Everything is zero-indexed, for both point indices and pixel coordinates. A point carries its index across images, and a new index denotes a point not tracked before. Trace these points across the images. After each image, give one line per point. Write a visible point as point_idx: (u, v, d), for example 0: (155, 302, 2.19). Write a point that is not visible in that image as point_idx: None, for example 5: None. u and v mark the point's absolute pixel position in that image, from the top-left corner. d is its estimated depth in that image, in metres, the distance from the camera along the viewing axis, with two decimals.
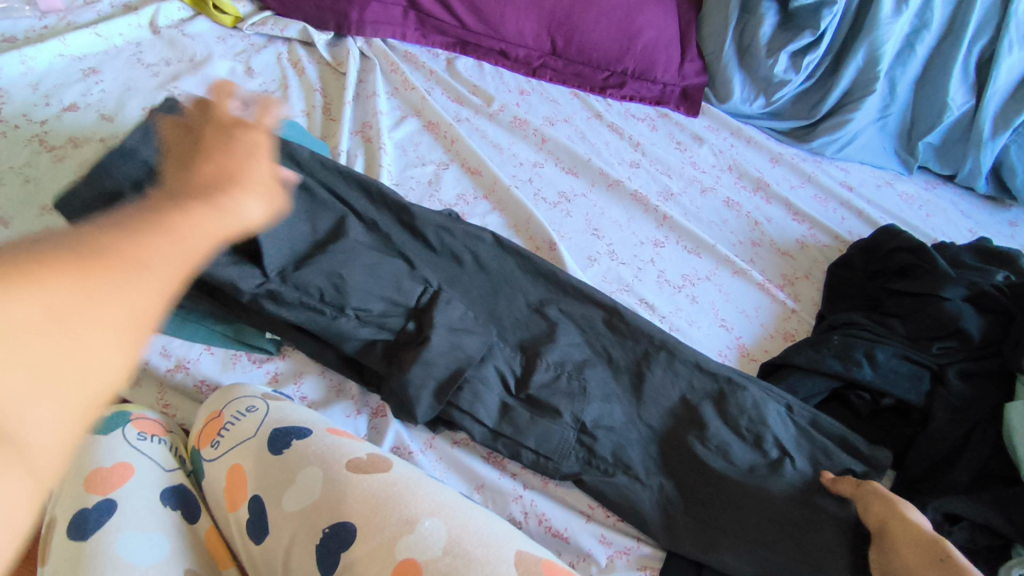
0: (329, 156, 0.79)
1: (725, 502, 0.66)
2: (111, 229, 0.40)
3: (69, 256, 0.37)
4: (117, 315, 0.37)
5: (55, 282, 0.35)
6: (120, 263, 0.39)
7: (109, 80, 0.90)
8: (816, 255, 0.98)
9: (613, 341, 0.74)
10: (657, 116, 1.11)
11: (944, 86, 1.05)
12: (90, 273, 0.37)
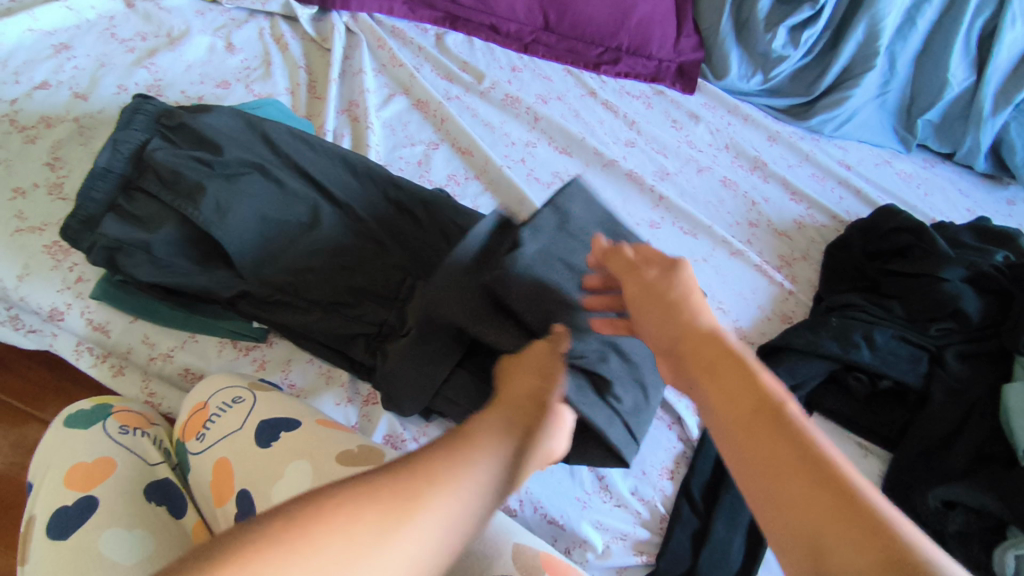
0: (303, 136, 0.75)
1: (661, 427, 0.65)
2: (443, 477, 0.36)
3: (294, 536, 0.32)
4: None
5: (319, 555, 0.32)
6: (428, 523, 0.34)
7: (82, 57, 0.86)
8: (813, 235, 0.96)
9: None
10: (652, 94, 1.08)
11: (946, 62, 1.02)
12: (360, 534, 0.33)
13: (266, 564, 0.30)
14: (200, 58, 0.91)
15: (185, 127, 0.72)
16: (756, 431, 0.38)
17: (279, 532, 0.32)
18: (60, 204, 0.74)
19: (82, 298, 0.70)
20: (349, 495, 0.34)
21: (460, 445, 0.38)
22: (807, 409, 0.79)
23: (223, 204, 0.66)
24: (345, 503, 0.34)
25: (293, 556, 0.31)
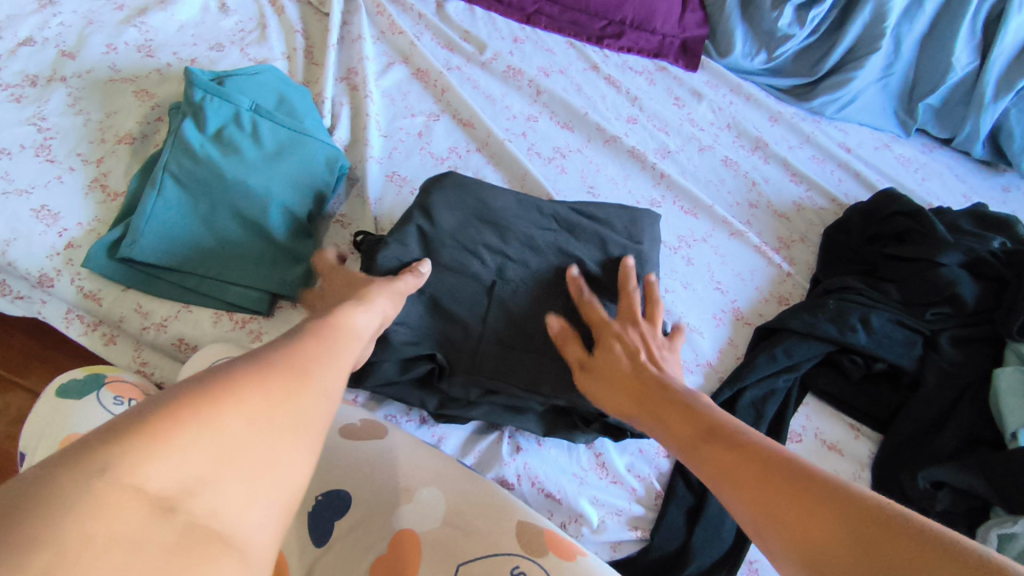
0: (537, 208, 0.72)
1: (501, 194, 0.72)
2: (312, 348, 0.39)
3: (199, 395, 0.31)
4: (274, 425, 0.32)
5: (244, 396, 0.32)
6: (322, 381, 0.37)
7: (68, 13, 0.82)
8: (812, 218, 0.96)
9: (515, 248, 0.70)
10: (655, 69, 1.07)
11: (952, 44, 1.01)
12: (267, 388, 0.33)
13: (210, 406, 0.30)
14: (193, 20, 0.88)
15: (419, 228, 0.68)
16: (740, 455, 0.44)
17: (210, 384, 0.31)
18: (46, 166, 0.71)
19: (73, 265, 0.68)
20: (245, 366, 0.34)
21: (311, 338, 0.40)
22: (800, 390, 0.79)
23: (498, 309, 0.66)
24: (232, 376, 0.33)
25: (205, 404, 0.30)
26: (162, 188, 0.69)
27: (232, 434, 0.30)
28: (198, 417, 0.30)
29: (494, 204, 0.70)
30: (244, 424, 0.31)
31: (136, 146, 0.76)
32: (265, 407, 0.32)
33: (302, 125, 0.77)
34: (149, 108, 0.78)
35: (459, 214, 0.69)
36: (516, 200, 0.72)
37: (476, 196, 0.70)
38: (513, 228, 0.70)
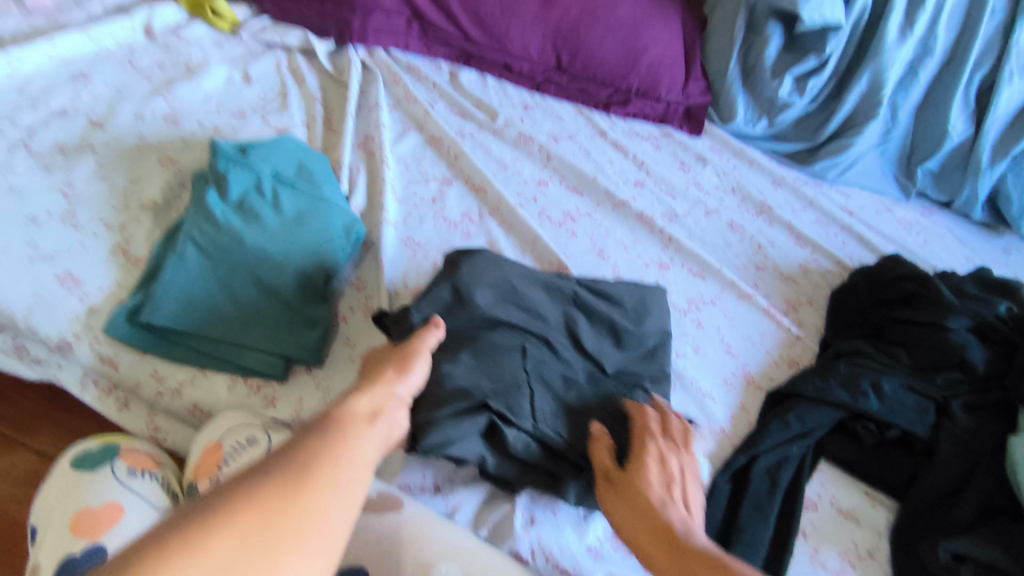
0: (558, 290, 0.76)
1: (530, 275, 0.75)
2: (318, 452, 0.41)
3: (192, 527, 0.33)
4: (266, 546, 0.35)
5: (235, 521, 0.34)
6: (324, 483, 0.39)
7: (100, 85, 0.86)
8: (818, 280, 0.97)
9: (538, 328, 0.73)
10: (661, 135, 1.10)
11: (946, 113, 1.04)
12: (256, 512, 0.36)
13: (200, 537, 0.33)
14: (217, 90, 0.91)
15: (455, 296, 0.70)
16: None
17: (200, 516, 0.34)
18: (71, 232, 0.73)
19: (93, 329, 0.69)
20: (250, 484, 0.37)
21: (318, 442, 0.42)
22: (815, 457, 0.78)
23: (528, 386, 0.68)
24: (235, 496, 0.36)
25: (195, 534, 0.33)
26: (184, 253, 0.71)
27: (220, 562, 0.33)
28: (185, 559, 0.32)
29: (524, 286, 0.73)
30: (237, 555, 0.34)
31: (159, 212, 0.77)
32: (257, 525, 0.35)
33: (321, 194, 0.79)
34: (172, 175, 0.80)
35: (493, 292, 0.72)
36: (544, 284, 0.75)
37: (508, 275, 0.73)
38: (538, 309, 0.73)
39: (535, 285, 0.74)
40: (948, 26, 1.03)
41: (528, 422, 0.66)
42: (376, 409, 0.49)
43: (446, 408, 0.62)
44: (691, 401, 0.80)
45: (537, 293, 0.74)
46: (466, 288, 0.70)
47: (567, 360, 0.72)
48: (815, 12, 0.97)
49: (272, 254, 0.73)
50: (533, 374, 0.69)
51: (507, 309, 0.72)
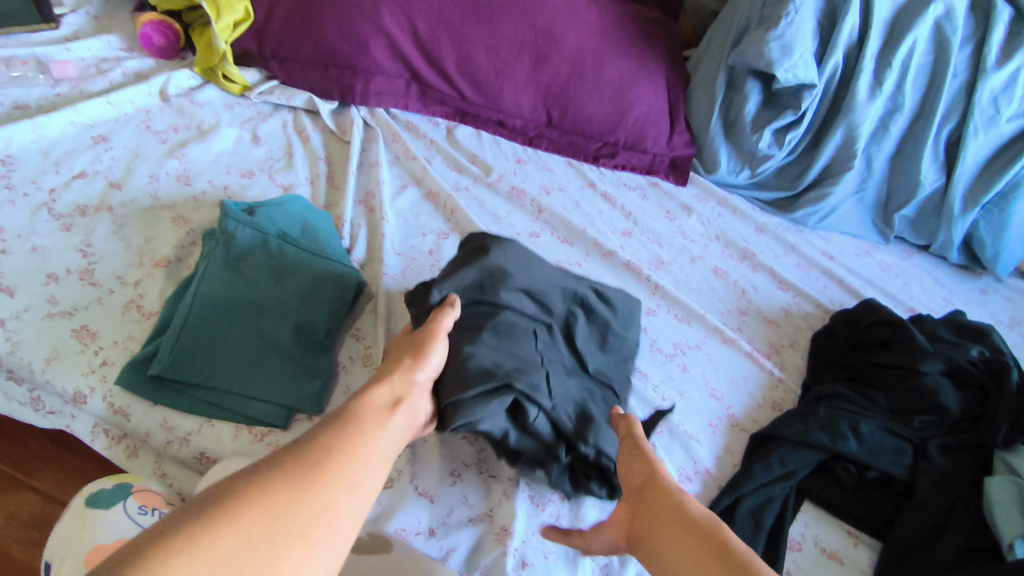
0: (572, 289, 0.81)
1: (545, 270, 0.80)
2: (338, 448, 0.50)
3: (208, 518, 0.41)
4: (276, 532, 0.43)
5: (245, 514, 0.43)
6: (337, 479, 0.48)
7: (118, 148, 0.92)
8: (800, 323, 1.01)
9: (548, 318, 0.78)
10: (647, 185, 1.16)
11: (918, 164, 1.09)
12: (274, 500, 0.44)
13: (214, 529, 0.41)
14: (227, 150, 0.97)
15: (480, 276, 0.74)
16: None
17: (213, 510, 0.42)
18: (89, 289, 0.78)
19: (106, 381, 0.72)
20: (260, 481, 0.45)
21: (324, 438, 0.51)
22: (797, 498, 0.81)
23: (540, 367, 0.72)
24: (249, 490, 0.44)
25: (214, 523, 0.41)
26: (192, 307, 0.75)
27: (235, 548, 0.41)
28: (209, 535, 0.40)
29: (541, 282, 0.78)
30: (252, 533, 0.42)
31: (171, 268, 0.82)
32: (264, 519, 0.43)
33: (323, 250, 0.84)
34: (184, 233, 0.85)
35: (516, 279, 0.75)
36: (560, 282, 0.81)
37: (529, 266, 0.78)
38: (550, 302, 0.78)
39: (551, 280, 0.80)
40: (914, 83, 1.07)
41: (548, 403, 0.71)
42: (397, 397, 0.59)
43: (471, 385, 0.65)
44: (677, 444, 0.83)
45: (552, 288, 0.79)
46: (488, 279, 0.74)
47: (566, 351, 0.79)
48: (788, 73, 1.03)
49: (276, 307, 0.78)
50: (546, 359, 0.74)
51: (521, 298, 0.76)
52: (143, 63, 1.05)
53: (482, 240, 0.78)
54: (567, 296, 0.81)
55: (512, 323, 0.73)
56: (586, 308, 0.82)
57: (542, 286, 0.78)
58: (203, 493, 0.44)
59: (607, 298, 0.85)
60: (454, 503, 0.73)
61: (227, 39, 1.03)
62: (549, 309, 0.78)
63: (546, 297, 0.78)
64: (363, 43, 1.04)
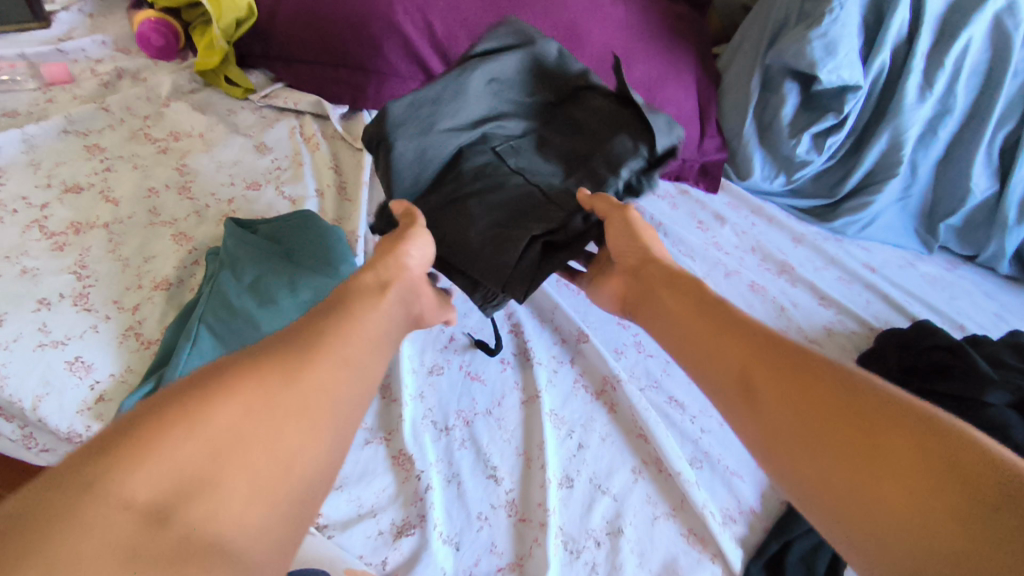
0: (467, 73, 0.76)
1: (429, 91, 0.74)
2: (327, 333, 0.52)
3: (179, 414, 0.43)
4: (261, 420, 0.45)
5: (223, 403, 0.44)
6: (328, 361, 0.50)
7: (115, 157, 0.86)
8: (844, 343, 0.95)
9: (482, 120, 0.77)
10: (677, 193, 1.10)
11: (969, 170, 1.02)
12: (268, 377, 0.47)
13: (196, 417, 0.43)
14: (231, 159, 0.91)
15: (413, 159, 0.73)
16: (748, 352, 0.53)
17: (192, 402, 0.44)
18: (84, 315, 0.71)
19: (103, 420, 0.66)
20: (245, 368, 0.47)
21: (313, 328, 0.52)
22: None
23: (526, 169, 0.76)
24: (226, 379, 0.46)
25: (187, 415, 0.43)
26: (196, 338, 0.68)
27: (216, 437, 0.43)
28: (186, 429, 0.42)
29: (441, 105, 0.74)
30: (239, 415, 0.44)
31: (172, 291, 0.75)
32: (251, 404, 0.45)
33: (340, 273, 0.75)
34: (186, 252, 0.79)
35: (438, 136, 0.74)
36: (451, 91, 0.75)
37: (420, 111, 0.73)
38: (466, 115, 0.76)
39: (437, 96, 0.74)
40: (967, 84, 0.99)
41: (560, 212, 0.73)
42: (384, 281, 0.60)
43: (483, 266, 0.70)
44: (718, 480, 0.77)
45: (455, 101, 0.75)
46: (413, 159, 0.73)
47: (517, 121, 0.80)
48: (832, 74, 0.96)
49: None
50: (513, 147, 0.78)
51: (451, 133, 0.75)
52: (140, 65, 0.99)
53: (378, 130, 0.72)
54: (469, 84, 0.76)
55: (471, 169, 0.75)
56: (487, 77, 0.78)
57: (447, 108, 0.74)
58: (177, 385, 0.46)
59: (503, 59, 0.79)
60: (483, 551, 0.67)
61: (230, 39, 0.97)
62: (475, 116, 0.77)
63: (463, 116, 0.76)
64: (376, 43, 0.97)
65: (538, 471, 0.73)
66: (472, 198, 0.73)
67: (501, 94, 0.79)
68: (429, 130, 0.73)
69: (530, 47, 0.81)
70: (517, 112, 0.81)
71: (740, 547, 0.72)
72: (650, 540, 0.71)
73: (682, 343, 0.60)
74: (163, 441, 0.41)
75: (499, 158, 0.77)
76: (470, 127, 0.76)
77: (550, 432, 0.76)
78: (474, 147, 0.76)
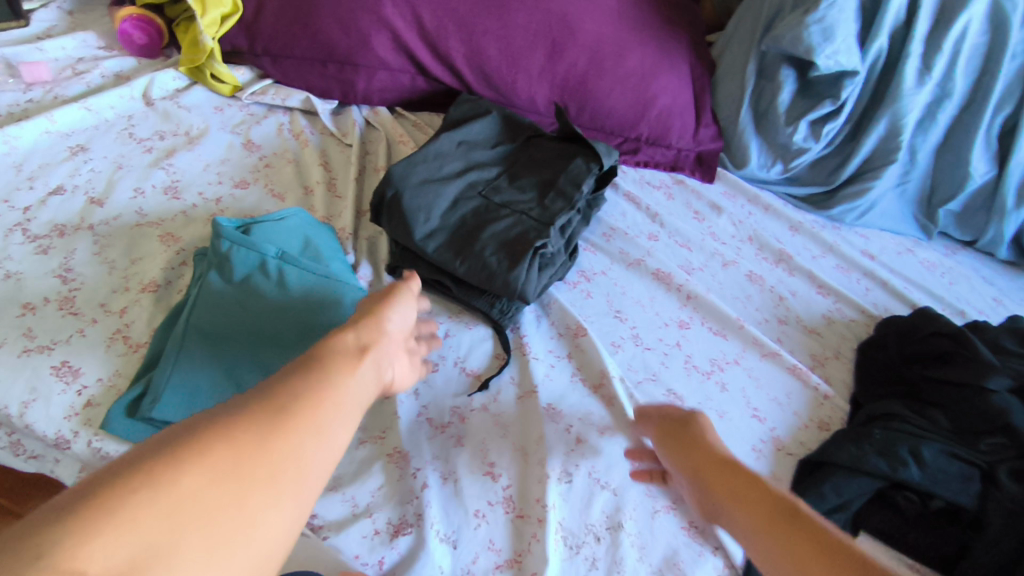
0: (447, 140, 0.89)
1: (420, 165, 0.84)
2: (305, 395, 0.45)
3: (151, 469, 0.36)
4: (239, 486, 0.38)
5: (207, 456, 0.38)
6: (301, 427, 0.43)
7: (99, 158, 0.84)
8: (843, 331, 0.94)
9: (470, 171, 0.87)
10: (672, 183, 1.08)
11: (967, 155, 1.00)
12: (242, 439, 0.40)
13: (170, 471, 0.37)
14: (218, 157, 0.89)
15: (422, 207, 0.80)
16: (770, 520, 0.55)
17: (171, 449, 0.38)
18: (69, 319, 0.70)
19: (90, 425, 0.65)
20: (229, 421, 0.41)
21: (301, 374, 0.47)
22: (852, 530, 0.74)
23: (520, 200, 0.85)
24: (214, 428, 0.40)
25: (163, 470, 0.37)
26: (184, 339, 0.67)
27: (191, 491, 0.37)
28: (172, 472, 0.37)
29: (435, 168, 0.85)
30: (219, 470, 0.38)
31: (160, 293, 0.74)
32: (227, 465, 0.39)
33: (328, 269, 0.75)
34: (174, 253, 0.77)
35: (440, 189, 0.82)
36: (435, 156, 0.86)
37: (416, 172, 0.83)
38: (455, 168, 0.87)
39: (430, 162, 0.85)
40: (965, 67, 0.98)
41: (555, 228, 0.82)
42: (364, 344, 0.53)
43: (499, 290, 0.76)
44: None
45: (445, 164, 0.86)
46: (425, 204, 0.80)
47: (497, 164, 0.91)
48: (829, 60, 0.94)
49: (280, 336, 0.69)
50: (503, 184, 0.87)
51: (449, 178, 0.85)
52: (124, 63, 0.97)
53: (383, 200, 0.81)
54: (452, 149, 0.89)
55: (471, 206, 0.83)
56: (462, 140, 0.90)
57: (436, 167, 0.85)
58: (164, 430, 0.40)
59: (472, 123, 0.93)
60: (481, 549, 0.66)
61: (215, 35, 0.95)
62: (464, 172, 0.86)
63: (455, 171, 0.86)
64: (364, 37, 0.96)
65: (536, 466, 0.72)
66: (477, 229, 0.80)
67: (480, 149, 0.91)
68: (429, 185, 0.82)
69: (492, 113, 0.96)
70: (498, 156, 0.92)
71: None
72: (650, 533, 0.70)
73: (761, 537, 0.55)
74: (124, 505, 0.34)
75: (491, 195, 0.85)
76: (459, 176, 0.85)
77: (548, 427, 0.75)
78: (468, 186, 0.85)
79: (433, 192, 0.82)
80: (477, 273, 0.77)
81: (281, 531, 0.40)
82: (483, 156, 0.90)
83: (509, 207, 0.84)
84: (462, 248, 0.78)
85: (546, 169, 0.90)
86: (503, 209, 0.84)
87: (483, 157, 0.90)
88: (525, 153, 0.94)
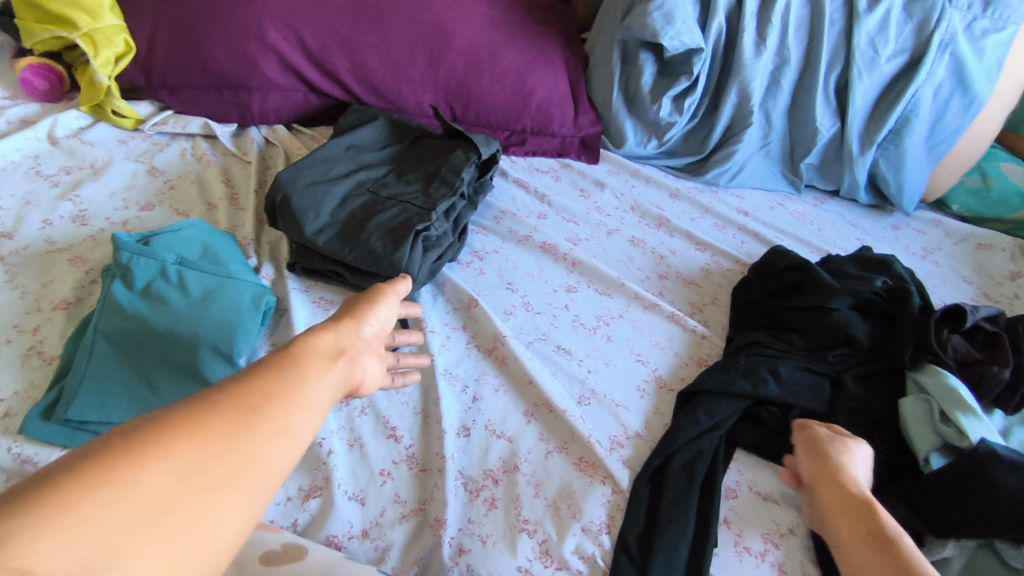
0: (335, 147, 0.97)
1: (308, 169, 0.92)
2: (274, 397, 0.44)
3: (119, 464, 0.36)
4: (207, 478, 0.38)
5: (175, 453, 0.38)
6: (267, 431, 0.42)
7: (6, 197, 0.90)
8: (720, 280, 1.03)
9: (357, 172, 0.95)
10: (560, 167, 1.17)
11: (812, 112, 1.12)
12: (209, 439, 0.39)
13: (135, 468, 0.36)
14: (124, 185, 0.96)
15: (309, 206, 0.87)
16: None
17: (139, 439, 0.37)
18: None
19: (8, 433, 0.70)
20: (196, 415, 0.40)
21: (269, 372, 0.45)
22: (728, 448, 0.82)
23: (405, 193, 0.93)
24: (184, 421, 0.39)
25: (129, 466, 0.36)
26: (93, 346, 0.74)
27: (157, 486, 0.36)
28: (138, 468, 0.36)
29: (322, 172, 0.93)
30: (185, 468, 0.37)
31: (71, 310, 0.80)
32: (192, 464, 0.38)
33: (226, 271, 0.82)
34: (83, 273, 0.83)
35: (329, 189, 0.90)
36: (322, 161, 0.94)
37: (303, 177, 0.91)
38: (342, 170, 0.94)
39: (317, 166, 0.93)
40: (796, 36, 1.10)
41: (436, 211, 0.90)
42: (341, 347, 0.52)
43: (384, 269, 0.83)
44: (603, 410, 0.84)
45: (332, 168, 0.94)
46: (314, 204, 0.87)
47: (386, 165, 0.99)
48: (674, 40, 1.05)
49: (187, 335, 0.74)
50: (389, 180, 0.95)
51: (337, 180, 0.92)
52: (27, 109, 1.03)
53: (275, 205, 0.89)
54: (340, 154, 0.97)
55: (360, 202, 0.91)
56: (349, 145, 0.99)
57: (323, 170, 0.93)
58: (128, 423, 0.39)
59: (361, 130, 1.02)
60: (386, 502, 0.73)
61: (111, 74, 1.03)
62: (351, 172, 0.95)
63: (342, 172, 0.94)
64: (252, 62, 1.04)
65: (435, 424, 0.79)
66: (364, 220, 0.88)
67: (368, 152, 1.00)
68: (316, 186, 0.90)
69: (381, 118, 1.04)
70: (386, 157, 1.01)
71: (627, 467, 0.79)
72: (544, 471, 0.77)
73: None
74: (91, 501, 0.34)
75: (377, 190, 0.93)
76: (347, 177, 0.93)
77: (445, 390, 0.83)
78: (356, 186, 0.93)
79: (321, 191, 0.89)
80: (364, 258, 0.84)
81: (240, 527, 0.39)
82: (372, 158, 0.99)
83: (394, 198, 0.92)
84: (348, 237, 0.86)
85: (430, 163, 0.99)
86: (389, 201, 0.91)
87: (371, 159, 0.99)
88: (411, 152, 1.03)
